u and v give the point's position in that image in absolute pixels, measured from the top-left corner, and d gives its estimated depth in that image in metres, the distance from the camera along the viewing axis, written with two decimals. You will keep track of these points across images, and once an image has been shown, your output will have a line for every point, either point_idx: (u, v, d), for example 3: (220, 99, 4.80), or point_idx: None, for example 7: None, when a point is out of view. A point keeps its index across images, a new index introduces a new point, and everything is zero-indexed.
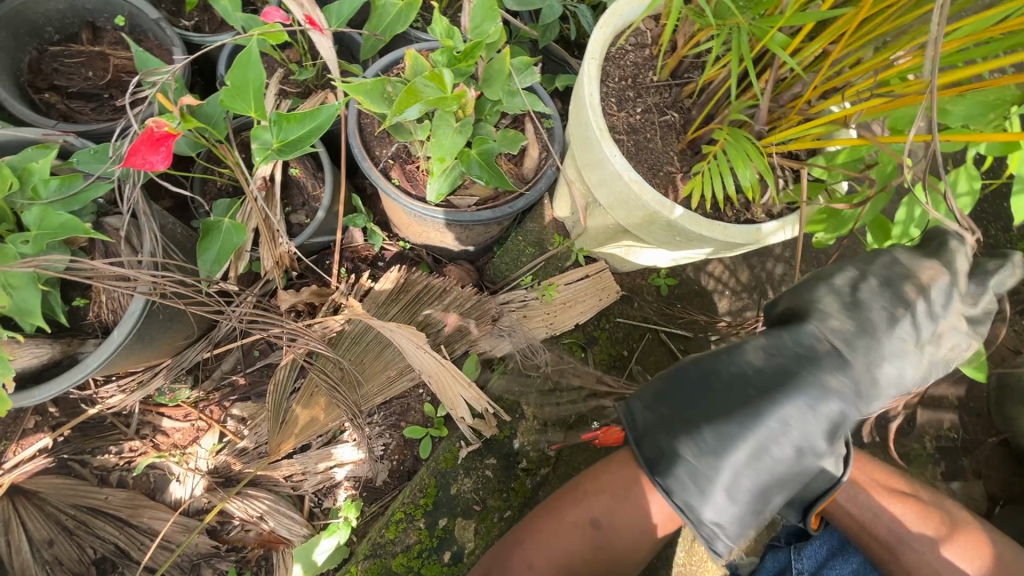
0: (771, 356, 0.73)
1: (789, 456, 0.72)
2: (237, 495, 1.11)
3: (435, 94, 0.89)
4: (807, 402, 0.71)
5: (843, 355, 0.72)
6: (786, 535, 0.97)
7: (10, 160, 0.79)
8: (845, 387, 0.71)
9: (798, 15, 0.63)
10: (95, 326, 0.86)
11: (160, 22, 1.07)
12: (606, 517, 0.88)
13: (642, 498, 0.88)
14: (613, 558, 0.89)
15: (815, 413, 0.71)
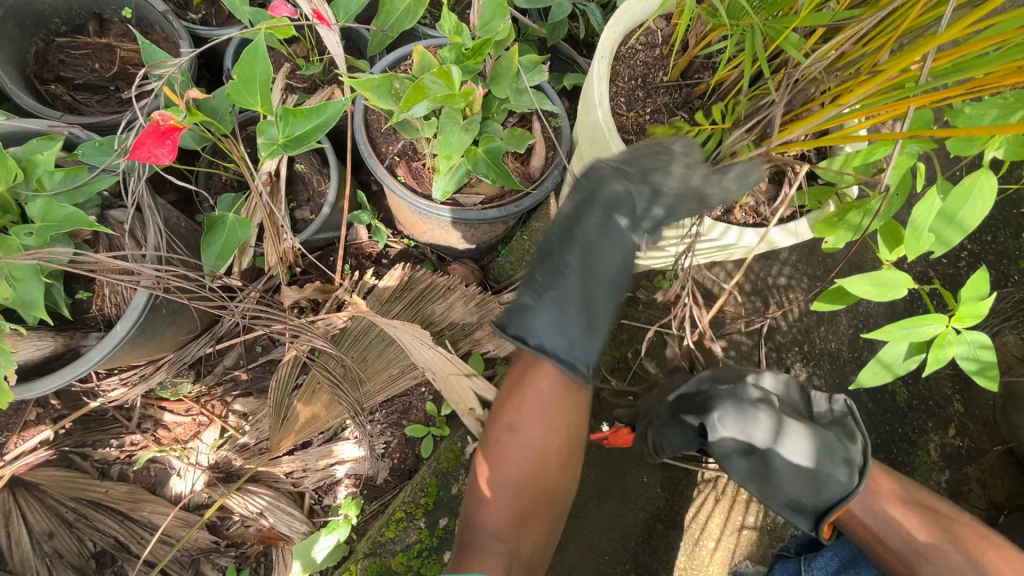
0: (569, 204, 0.85)
1: (614, 244, 0.83)
2: (237, 490, 1.11)
3: (443, 91, 0.88)
4: (604, 219, 0.82)
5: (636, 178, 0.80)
6: (797, 548, 1.02)
7: (15, 151, 0.79)
8: (625, 196, 0.80)
9: (813, 15, 0.62)
10: (97, 320, 0.86)
11: (167, 14, 1.07)
12: (519, 419, 0.86)
13: (544, 390, 0.86)
14: (545, 456, 0.87)
15: (613, 224, 0.82)
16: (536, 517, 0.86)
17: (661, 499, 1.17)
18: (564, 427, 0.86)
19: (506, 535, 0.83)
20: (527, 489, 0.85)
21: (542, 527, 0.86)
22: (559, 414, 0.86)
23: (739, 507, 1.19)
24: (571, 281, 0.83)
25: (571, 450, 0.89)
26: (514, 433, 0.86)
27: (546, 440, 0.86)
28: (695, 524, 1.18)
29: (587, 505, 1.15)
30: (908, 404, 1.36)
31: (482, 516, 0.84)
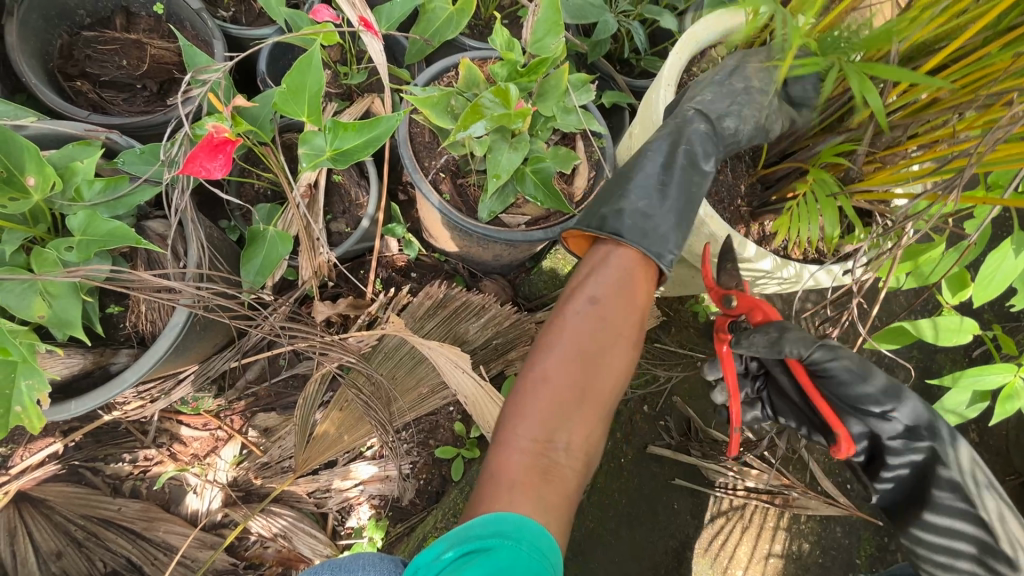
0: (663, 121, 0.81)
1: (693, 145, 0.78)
2: (260, 511, 1.07)
3: (499, 111, 0.87)
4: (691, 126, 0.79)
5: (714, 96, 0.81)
6: None
7: (50, 156, 0.74)
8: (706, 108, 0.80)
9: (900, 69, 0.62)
10: (130, 336, 0.82)
11: (201, 12, 1.02)
12: (597, 293, 0.73)
13: (612, 275, 0.75)
14: (603, 349, 0.71)
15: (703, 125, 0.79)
16: (592, 407, 0.69)
17: (690, 526, 1.17)
18: (637, 305, 0.74)
19: (554, 426, 0.66)
20: (577, 374, 0.69)
21: (594, 427, 0.69)
22: (628, 295, 0.74)
23: (766, 535, 1.19)
24: (662, 172, 0.78)
25: (637, 333, 0.74)
26: (590, 304, 0.72)
27: (613, 318, 0.72)
28: (724, 552, 1.17)
29: (619, 532, 1.13)
30: None
31: (524, 407, 0.68)
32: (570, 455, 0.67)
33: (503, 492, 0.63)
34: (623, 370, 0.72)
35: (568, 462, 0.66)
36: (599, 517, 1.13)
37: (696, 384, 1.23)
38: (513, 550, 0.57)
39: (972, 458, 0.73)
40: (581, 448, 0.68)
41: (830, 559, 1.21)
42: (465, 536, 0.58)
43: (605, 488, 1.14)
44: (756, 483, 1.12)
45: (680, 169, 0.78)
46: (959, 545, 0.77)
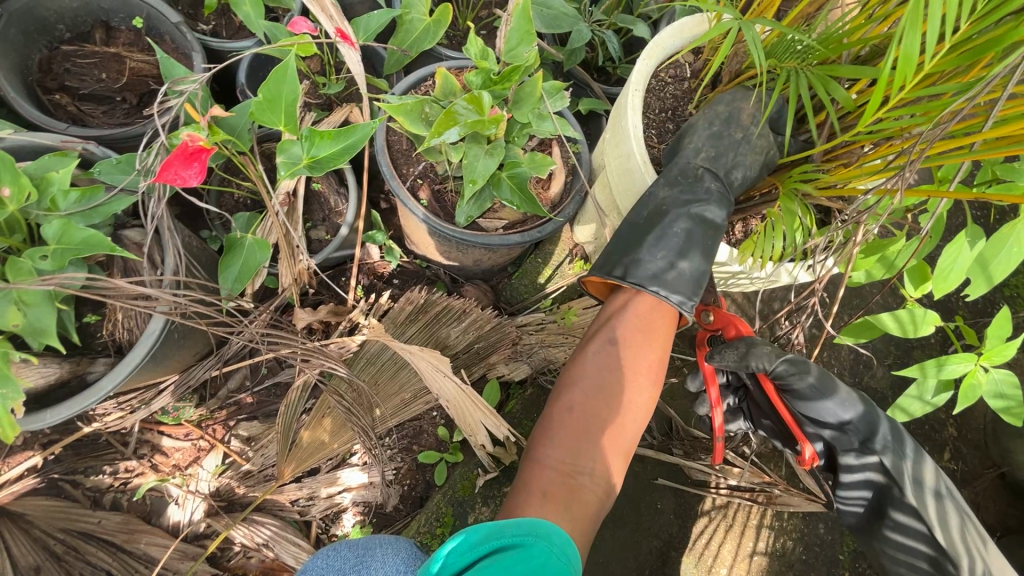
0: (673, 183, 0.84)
1: (705, 199, 0.83)
2: (243, 520, 1.07)
3: (473, 118, 0.89)
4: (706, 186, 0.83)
5: (717, 150, 0.84)
6: None
7: (27, 167, 0.75)
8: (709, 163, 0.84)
9: None
10: (108, 345, 0.82)
11: (180, 26, 1.03)
12: (619, 335, 0.81)
13: (636, 320, 0.82)
14: (626, 387, 0.79)
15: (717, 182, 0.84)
16: (615, 438, 0.77)
17: (675, 527, 1.17)
18: (657, 351, 0.82)
19: (579, 451, 0.74)
20: (602, 408, 0.77)
21: (617, 455, 0.77)
22: (652, 341, 0.82)
23: (750, 533, 1.20)
24: (673, 223, 0.82)
25: (657, 375, 0.83)
26: (614, 346, 0.81)
27: (636, 359, 0.80)
28: (708, 551, 1.18)
29: (603, 533, 1.13)
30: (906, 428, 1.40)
31: (553, 431, 0.76)
32: (594, 481, 0.74)
33: (531, 504, 0.69)
34: (643, 405, 0.80)
35: (592, 485, 0.73)
36: None
37: (677, 384, 1.25)
38: (546, 552, 0.59)
39: (922, 469, 0.80)
40: (605, 474, 0.75)
41: (813, 555, 1.22)
42: (502, 533, 0.57)
43: None
44: (738, 480, 1.15)
45: (704, 230, 0.83)
46: (920, 564, 0.80)
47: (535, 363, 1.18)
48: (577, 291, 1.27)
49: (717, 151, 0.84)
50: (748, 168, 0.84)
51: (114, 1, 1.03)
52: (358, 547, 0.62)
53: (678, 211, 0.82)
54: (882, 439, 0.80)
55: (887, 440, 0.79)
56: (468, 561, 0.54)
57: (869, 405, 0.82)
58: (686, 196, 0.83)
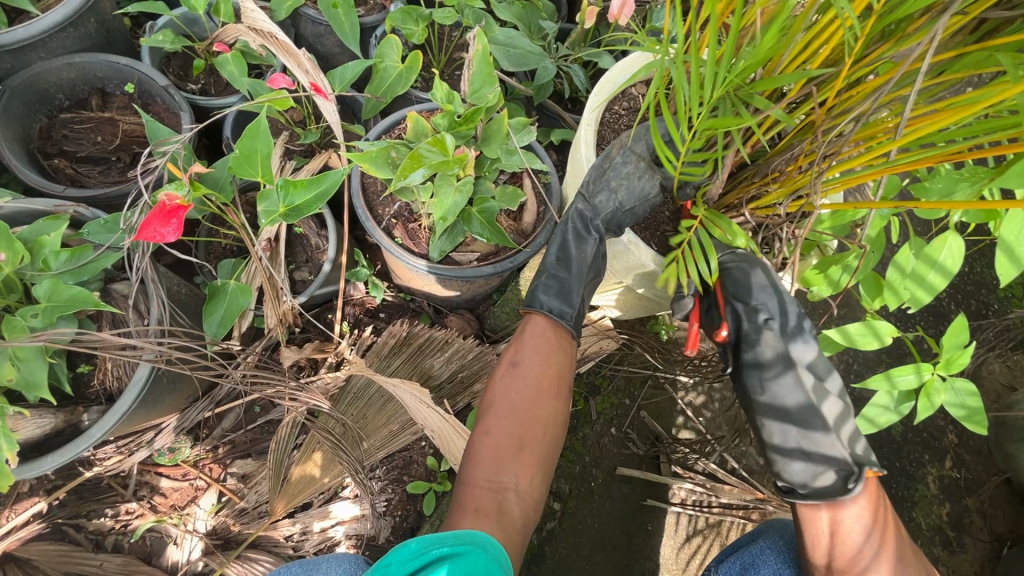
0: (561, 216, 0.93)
1: (579, 225, 0.89)
2: (238, 558, 1.08)
3: (438, 159, 0.93)
4: (579, 215, 0.89)
5: (593, 177, 0.89)
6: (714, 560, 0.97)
7: (22, 232, 0.81)
8: (584, 190, 0.89)
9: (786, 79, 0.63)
10: (99, 394, 0.87)
11: (169, 88, 1.11)
12: (520, 354, 0.86)
13: (538, 341, 0.87)
14: (532, 402, 0.82)
15: (593, 207, 0.88)
16: (530, 452, 0.80)
17: (667, 549, 1.16)
18: (555, 367, 0.86)
19: (500, 468, 0.77)
20: (517, 425, 0.80)
21: (537, 470, 0.80)
22: (551, 358, 0.86)
23: None
24: (555, 252, 0.91)
25: (563, 387, 0.86)
26: (517, 368, 0.85)
27: (534, 373, 0.84)
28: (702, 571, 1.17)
29: (594, 557, 1.13)
30: (904, 437, 1.39)
31: (472, 454, 0.79)
32: (518, 496, 0.77)
33: (464, 518, 0.72)
34: (554, 419, 0.83)
35: (518, 500, 0.76)
36: (574, 542, 1.13)
37: (662, 403, 1.25)
38: (484, 558, 0.64)
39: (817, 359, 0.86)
40: (529, 488, 0.78)
41: None
42: (440, 544, 0.63)
43: (576, 514, 1.14)
44: (730, 498, 1.16)
45: (574, 251, 0.89)
46: (786, 428, 0.85)
47: None
48: None
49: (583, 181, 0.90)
50: (615, 192, 0.86)
51: (108, 70, 1.12)
52: (308, 562, 0.73)
53: (555, 240, 0.91)
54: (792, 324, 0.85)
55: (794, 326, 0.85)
56: (411, 569, 0.59)
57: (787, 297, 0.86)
58: (569, 224, 0.90)
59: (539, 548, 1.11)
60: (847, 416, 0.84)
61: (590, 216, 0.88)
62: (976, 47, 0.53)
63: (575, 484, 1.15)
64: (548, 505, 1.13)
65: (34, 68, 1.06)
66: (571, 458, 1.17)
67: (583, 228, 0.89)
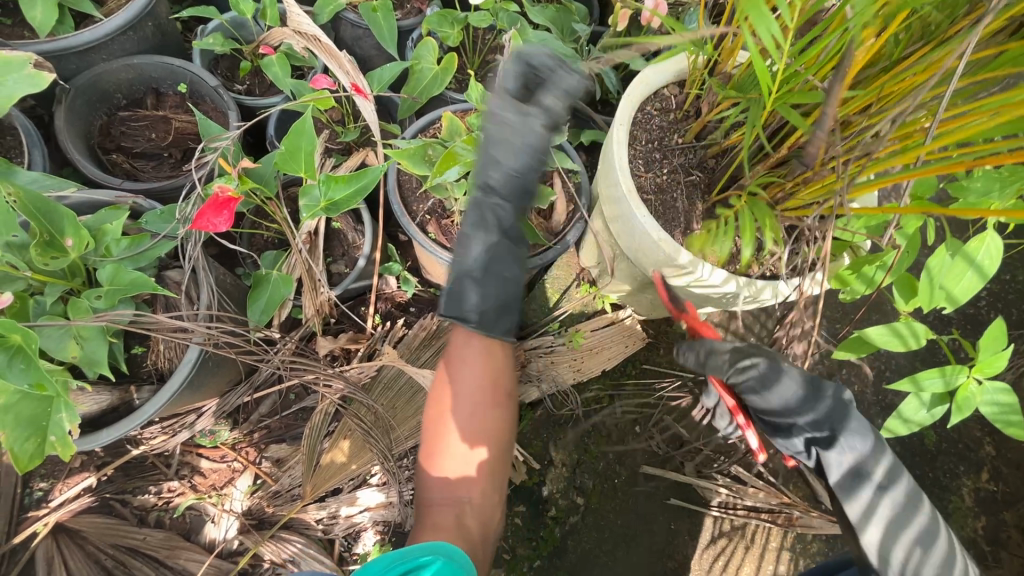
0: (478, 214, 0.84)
1: (503, 218, 0.85)
2: (271, 538, 1.14)
3: (472, 156, 0.97)
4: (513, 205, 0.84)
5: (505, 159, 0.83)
6: None
7: (87, 221, 0.87)
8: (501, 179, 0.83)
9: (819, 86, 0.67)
10: (151, 373, 0.92)
11: (218, 88, 1.17)
12: (454, 369, 0.84)
13: (473, 351, 0.85)
14: (472, 415, 0.83)
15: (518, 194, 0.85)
16: (478, 465, 0.82)
17: (689, 549, 1.17)
18: (492, 376, 0.84)
19: (453, 488, 0.80)
20: (463, 444, 0.82)
21: (490, 480, 0.82)
22: (489, 367, 0.85)
23: (770, 555, 1.18)
24: (481, 261, 0.84)
25: (505, 396, 0.85)
26: (455, 382, 0.84)
27: (472, 383, 0.83)
28: (724, 572, 1.17)
29: (616, 553, 1.14)
30: (938, 447, 1.35)
31: (427, 475, 0.82)
32: (473, 508, 0.80)
33: (424, 535, 0.76)
34: (496, 430, 0.83)
35: (472, 514, 0.80)
36: (596, 538, 1.14)
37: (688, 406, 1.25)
38: (448, 567, 0.66)
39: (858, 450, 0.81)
40: (482, 500, 0.81)
41: None
42: (409, 556, 0.66)
43: (599, 509, 1.15)
44: (755, 500, 1.15)
45: (495, 250, 0.84)
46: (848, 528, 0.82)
47: (544, 385, 1.18)
48: (585, 315, 1.24)
49: (501, 150, 0.82)
50: None
51: (163, 70, 1.18)
52: None
53: (478, 244, 0.84)
54: (825, 422, 0.83)
55: (821, 423, 0.83)
56: None
57: (812, 387, 0.85)
58: (492, 216, 0.84)
59: (561, 541, 1.12)
60: (907, 509, 0.78)
61: (514, 207, 0.85)
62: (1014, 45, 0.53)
63: (598, 479, 1.16)
64: (571, 499, 1.14)
65: (97, 69, 1.13)
66: (595, 453, 1.18)
67: (503, 221, 0.85)
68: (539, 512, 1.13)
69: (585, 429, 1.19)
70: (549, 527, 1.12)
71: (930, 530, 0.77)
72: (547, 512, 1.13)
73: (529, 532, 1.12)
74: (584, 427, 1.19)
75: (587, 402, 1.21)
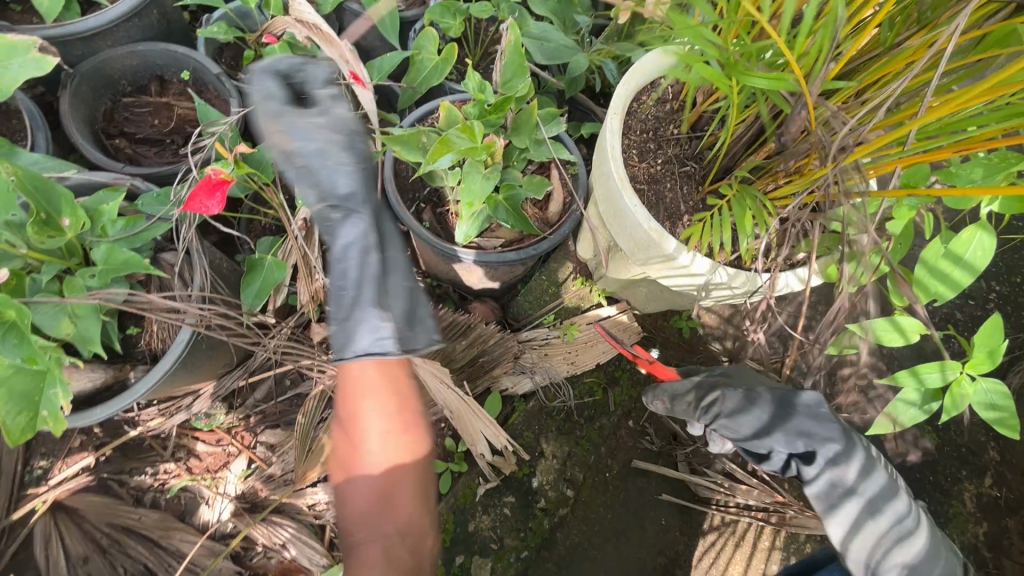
0: (342, 242, 0.74)
1: (363, 232, 0.75)
2: (263, 521, 1.15)
3: (467, 144, 0.96)
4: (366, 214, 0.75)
5: (338, 167, 0.73)
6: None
7: (85, 202, 0.88)
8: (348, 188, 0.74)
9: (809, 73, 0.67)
10: (145, 354, 0.94)
11: (220, 76, 1.19)
12: (355, 393, 0.74)
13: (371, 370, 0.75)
14: (387, 437, 0.73)
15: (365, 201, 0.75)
16: (403, 492, 0.73)
17: (679, 544, 1.16)
18: (402, 395, 0.75)
19: (380, 527, 0.71)
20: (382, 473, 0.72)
21: (419, 507, 0.73)
22: (395, 386, 0.75)
23: (761, 554, 1.17)
24: (363, 281, 0.74)
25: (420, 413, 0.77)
26: (363, 407, 0.73)
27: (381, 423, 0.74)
28: (714, 569, 1.16)
29: (604, 546, 1.13)
30: (939, 451, 1.33)
31: (349, 517, 0.72)
32: (404, 541, 0.71)
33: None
34: (416, 449, 0.75)
35: (404, 550, 0.70)
36: (585, 531, 1.14)
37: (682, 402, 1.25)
38: None
39: (834, 468, 0.81)
40: (412, 536, 0.72)
41: None
42: None
43: (589, 501, 1.15)
44: (747, 498, 1.14)
45: (375, 264, 0.75)
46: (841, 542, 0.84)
47: (537, 376, 1.18)
48: (580, 307, 1.24)
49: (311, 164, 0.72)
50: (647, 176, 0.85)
51: (167, 58, 1.20)
52: None
53: (356, 267, 0.74)
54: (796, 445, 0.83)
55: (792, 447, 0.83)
56: None
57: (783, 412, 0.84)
58: (356, 234, 0.74)
59: (550, 532, 1.11)
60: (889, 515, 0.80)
61: (370, 216, 0.75)
62: (998, 27, 0.53)
63: (589, 472, 1.15)
64: (562, 491, 1.13)
65: (102, 56, 1.15)
66: (587, 446, 1.17)
67: (370, 231, 0.75)
68: (529, 503, 1.11)
69: (577, 420, 1.18)
70: (538, 518, 1.11)
71: (909, 525, 0.80)
72: (536, 503, 1.11)
73: (518, 522, 1.10)
74: (578, 419, 1.18)
75: (580, 395, 1.20)
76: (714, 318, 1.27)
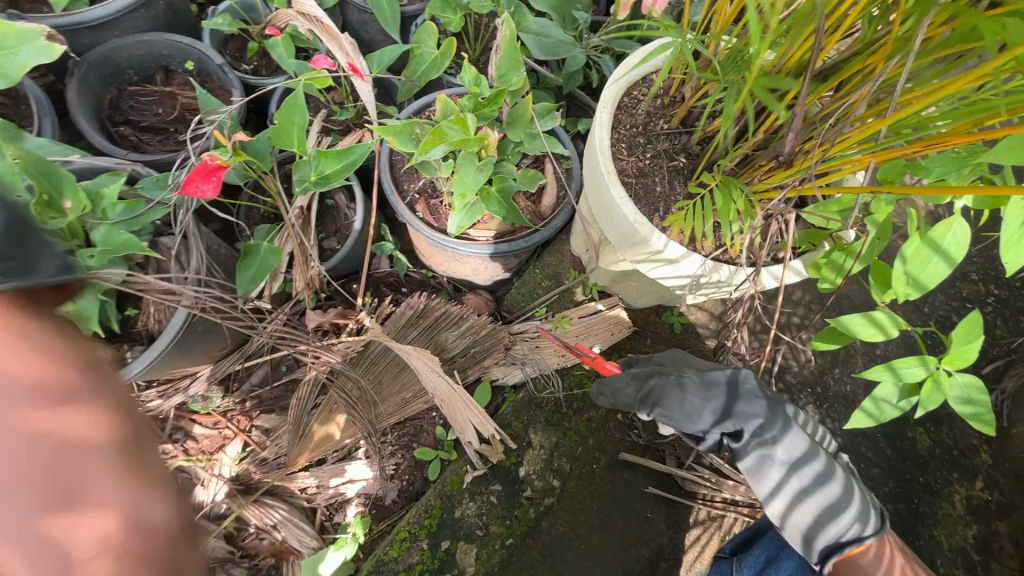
0: None
1: None
2: (255, 502, 1.17)
3: (458, 137, 0.96)
4: None
5: None
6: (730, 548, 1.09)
7: (87, 185, 0.91)
8: None
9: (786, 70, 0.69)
10: (142, 335, 0.96)
11: (224, 66, 1.21)
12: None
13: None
14: (41, 403, 0.52)
15: None
16: (67, 468, 0.50)
17: (664, 537, 1.17)
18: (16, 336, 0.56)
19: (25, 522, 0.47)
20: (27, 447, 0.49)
21: (96, 482, 0.50)
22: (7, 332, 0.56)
23: None
24: None
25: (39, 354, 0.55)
26: None
27: (13, 426, 0.50)
28: (699, 563, 1.17)
29: (590, 538, 1.14)
30: (930, 452, 1.32)
31: None
32: (98, 525, 0.49)
33: None
34: (79, 409, 0.53)
35: (81, 542, 0.47)
36: (571, 521, 1.14)
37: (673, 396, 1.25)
38: None
39: (759, 442, 0.93)
40: (86, 537, 0.47)
41: None
42: None
43: (576, 492, 1.16)
44: (731, 493, 1.18)
45: None
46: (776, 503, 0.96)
47: (528, 368, 1.20)
48: (572, 301, 1.26)
49: None
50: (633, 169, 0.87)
51: (173, 48, 1.23)
52: None
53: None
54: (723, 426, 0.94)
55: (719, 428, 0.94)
56: None
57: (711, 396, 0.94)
58: None
59: (536, 521, 1.12)
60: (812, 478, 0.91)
61: None
62: (964, 22, 0.54)
63: (575, 462, 1.17)
64: (548, 481, 1.15)
65: (110, 45, 1.18)
66: (575, 438, 1.18)
67: None
68: (515, 492, 1.13)
69: (568, 412, 1.19)
70: (524, 507, 1.12)
71: (833, 486, 0.90)
72: (522, 492, 1.13)
73: (504, 510, 1.12)
74: (568, 411, 1.19)
75: (570, 387, 1.20)
76: (705, 314, 1.28)
